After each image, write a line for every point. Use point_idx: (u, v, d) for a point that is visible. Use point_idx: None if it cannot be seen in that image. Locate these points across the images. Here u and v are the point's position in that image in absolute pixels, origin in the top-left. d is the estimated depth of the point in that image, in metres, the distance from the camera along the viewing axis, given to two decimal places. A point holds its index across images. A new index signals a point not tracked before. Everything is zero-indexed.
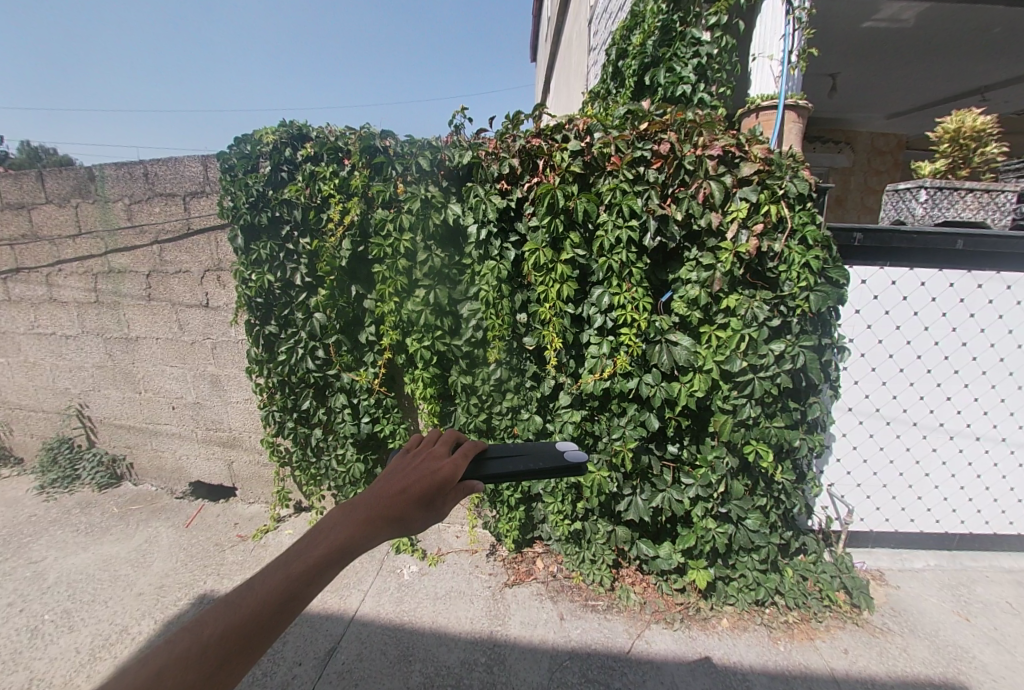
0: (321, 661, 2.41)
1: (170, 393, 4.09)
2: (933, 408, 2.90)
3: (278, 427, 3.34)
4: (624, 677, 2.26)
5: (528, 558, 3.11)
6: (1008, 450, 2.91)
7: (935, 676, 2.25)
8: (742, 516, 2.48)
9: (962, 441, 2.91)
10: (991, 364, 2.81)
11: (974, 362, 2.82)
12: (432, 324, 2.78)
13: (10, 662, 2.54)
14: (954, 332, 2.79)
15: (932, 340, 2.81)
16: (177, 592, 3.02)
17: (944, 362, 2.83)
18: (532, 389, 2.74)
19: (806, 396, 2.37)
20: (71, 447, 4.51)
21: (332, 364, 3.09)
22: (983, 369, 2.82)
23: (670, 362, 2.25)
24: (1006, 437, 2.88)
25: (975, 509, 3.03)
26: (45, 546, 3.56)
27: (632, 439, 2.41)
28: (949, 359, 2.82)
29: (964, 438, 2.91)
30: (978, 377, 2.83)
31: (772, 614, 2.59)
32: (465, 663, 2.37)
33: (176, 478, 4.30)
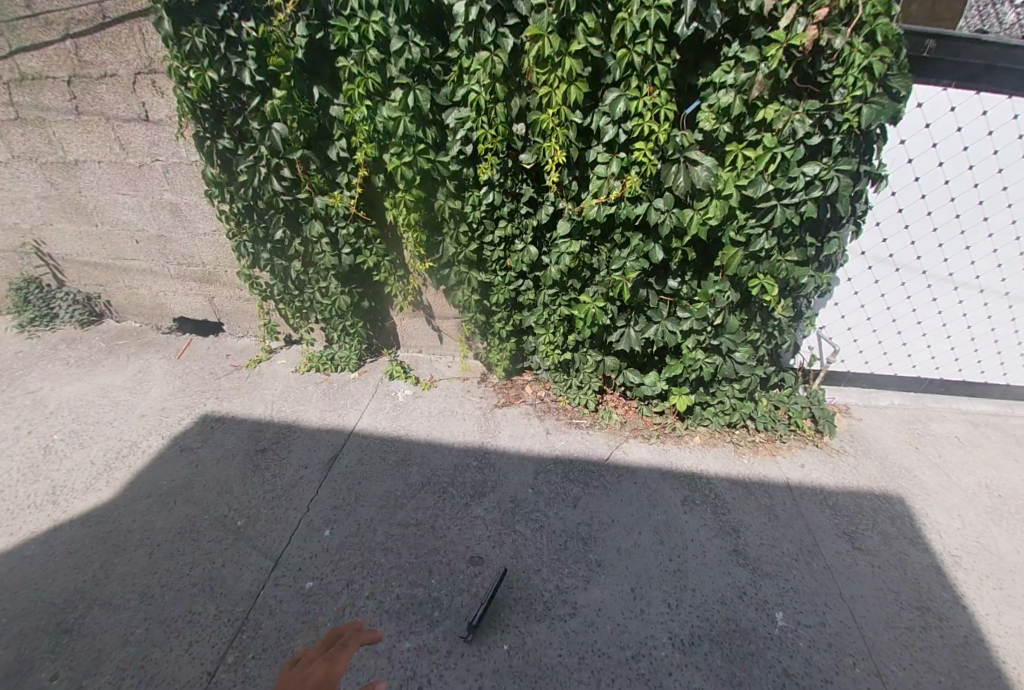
0: (325, 465, 2.62)
1: (129, 227, 3.51)
2: (947, 258, 2.79)
3: (253, 259, 3.10)
4: (601, 478, 2.54)
5: (517, 384, 3.24)
6: (1007, 304, 2.90)
7: (876, 487, 2.56)
8: (731, 349, 2.52)
9: (964, 292, 2.89)
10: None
11: (1007, 210, 2.63)
12: (411, 134, 2.33)
13: (29, 472, 2.58)
14: (1000, 174, 2.54)
15: (973, 183, 2.57)
16: (180, 413, 3.03)
17: (977, 208, 2.64)
18: (528, 218, 2.50)
19: (827, 230, 2.34)
20: (40, 287, 3.93)
21: (301, 186, 2.73)
22: (1015, 217, 2.64)
23: (686, 184, 2.01)
24: (1009, 292, 2.86)
25: (953, 359, 3.14)
26: (36, 377, 3.38)
27: (632, 271, 2.29)
28: (984, 205, 2.62)
29: (966, 290, 2.88)
30: (1006, 227, 2.67)
31: (740, 433, 2.83)
32: (458, 466, 2.61)
33: (160, 315, 3.92)
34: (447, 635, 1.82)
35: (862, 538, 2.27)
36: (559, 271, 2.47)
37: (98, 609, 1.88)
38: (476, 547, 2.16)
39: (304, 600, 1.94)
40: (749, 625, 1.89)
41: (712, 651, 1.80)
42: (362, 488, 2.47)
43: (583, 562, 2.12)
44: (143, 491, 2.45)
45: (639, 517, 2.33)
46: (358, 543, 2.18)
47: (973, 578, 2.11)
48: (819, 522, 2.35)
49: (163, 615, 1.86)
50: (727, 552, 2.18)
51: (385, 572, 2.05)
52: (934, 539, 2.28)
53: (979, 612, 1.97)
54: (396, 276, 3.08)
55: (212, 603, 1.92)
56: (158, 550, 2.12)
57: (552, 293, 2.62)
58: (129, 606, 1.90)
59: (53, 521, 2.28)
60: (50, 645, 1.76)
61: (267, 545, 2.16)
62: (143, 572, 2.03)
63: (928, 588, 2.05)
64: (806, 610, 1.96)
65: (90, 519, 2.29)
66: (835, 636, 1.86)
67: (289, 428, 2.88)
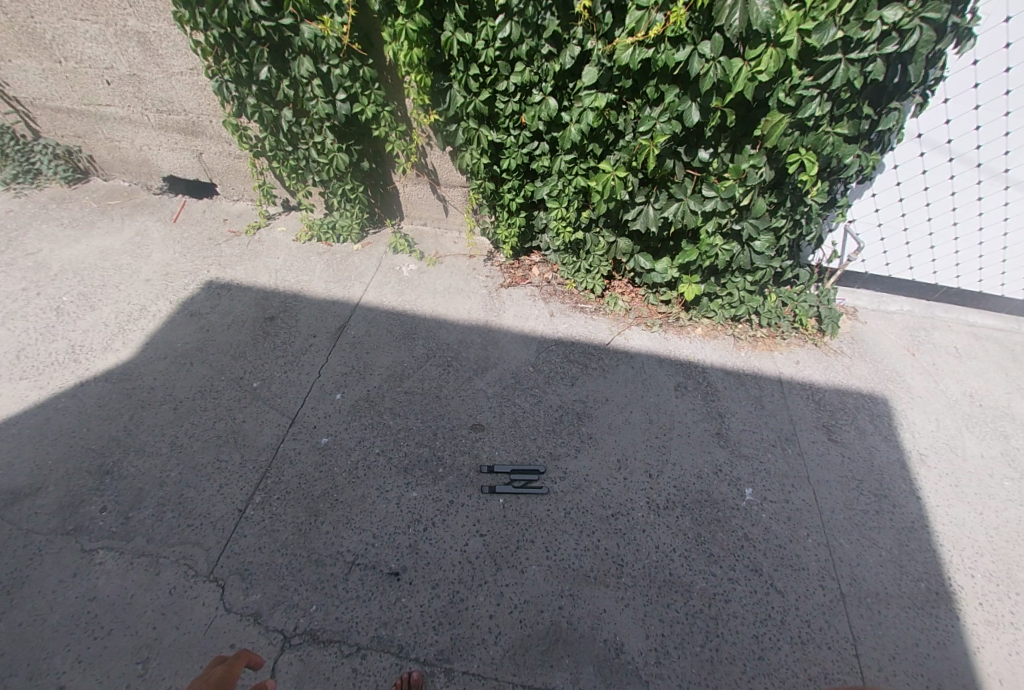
0: (332, 335, 2.66)
1: (95, 63, 3.09)
2: (1011, 150, 2.49)
3: (238, 104, 2.79)
4: (601, 360, 2.60)
5: (525, 265, 3.15)
6: None
7: (865, 386, 2.62)
8: (752, 236, 2.38)
9: (1014, 194, 2.62)
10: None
11: None
12: None
13: (46, 330, 2.60)
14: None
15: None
16: (184, 279, 2.98)
17: None
18: (549, 61, 2.16)
19: (889, 101, 2.07)
20: (12, 138, 3.55)
21: (283, 8, 2.34)
22: None
23: (742, 26, 1.69)
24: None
25: (977, 268, 2.97)
26: (36, 239, 3.20)
27: (661, 135, 2.09)
28: None
29: (1018, 191, 2.61)
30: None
31: (742, 328, 2.83)
32: (462, 341, 2.66)
33: (148, 173, 3.63)
34: (449, 488, 2.02)
35: (839, 431, 2.40)
36: (580, 132, 2.25)
37: (133, 454, 2.05)
38: (478, 415, 2.30)
39: (321, 454, 2.11)
40: (720, 497, 2.09)
41: (683, 516, 2.00)
42: (368, 357, 2.55)
43: (576, 433, 2.27)
44: (158, 352, 2.51)
45: (633, 398, 2.44)
46: (367, 406, 2.32)
47: (933, 474, 2.27)
48: (803, 412, 2.46)
49: (192, 463, 2.04)
50: (710, 433, 2.32)
51: (394, 433, 2.21)
52: (907, 437, 2.41)
53: (929, 503, 2.15)
54: (397, 130, 2.81)
55: (236, 453, 2.09)
56: (180, 406, 2.26)
57: (570, 158, 2.41)
58: (161, 453, 2.07)
59: (79, 376, 2.37)
60: (96, 482, 1.95)
61: (282, 404, 2.30)
62: (169, 424, 2.18)
63: (890, 480, 2.22)
64: (774, 489, 2.13)
65: (113, 375, 2.38)
66: (794, 511, 2.06)
67: (294, 298, 2.88)
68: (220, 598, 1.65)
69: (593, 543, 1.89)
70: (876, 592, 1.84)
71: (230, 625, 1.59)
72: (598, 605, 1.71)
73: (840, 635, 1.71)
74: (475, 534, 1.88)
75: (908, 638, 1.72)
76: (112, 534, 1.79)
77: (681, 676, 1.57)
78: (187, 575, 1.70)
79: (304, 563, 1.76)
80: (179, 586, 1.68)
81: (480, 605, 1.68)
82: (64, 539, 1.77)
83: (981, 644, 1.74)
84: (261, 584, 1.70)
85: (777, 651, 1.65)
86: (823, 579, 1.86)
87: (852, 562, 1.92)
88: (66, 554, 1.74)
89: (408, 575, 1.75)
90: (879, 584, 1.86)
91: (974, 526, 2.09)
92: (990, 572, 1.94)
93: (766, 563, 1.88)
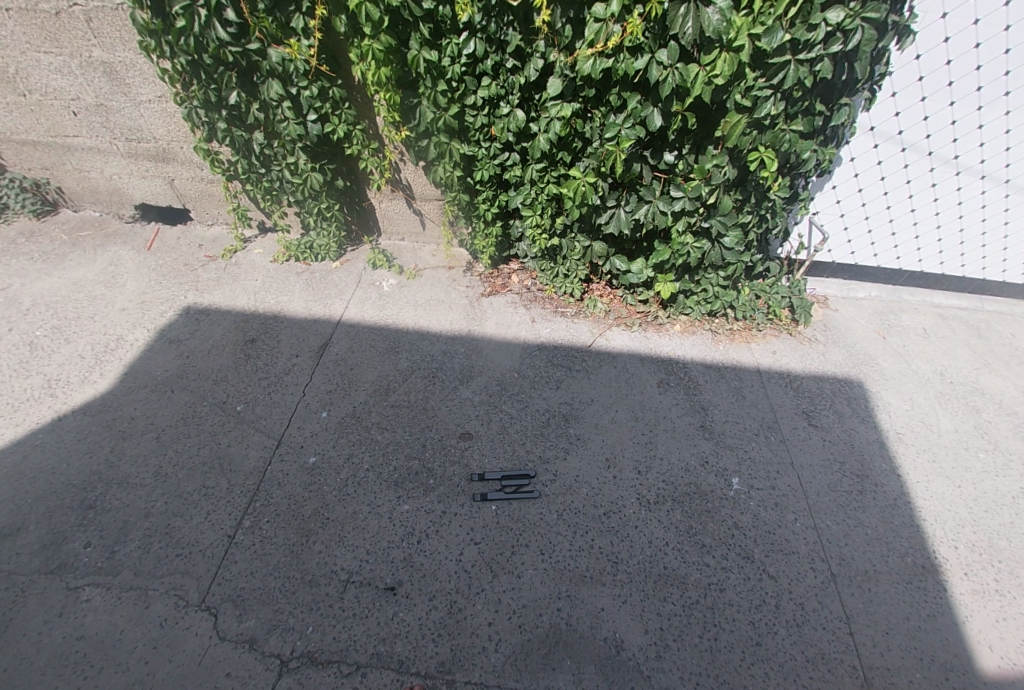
0: (315, 353, 2.66)
1: (60, 94, 3.06)
2: (958, 138, 2.62)
3: (208, 129, 2.79)
4: (584, 362, 2.64)
5: (504, 274, 3.19)
6: (1004, 193, 2.80)
7: (840, 372, 2.71)
8: (721, 233, 2.46)
9: (965, 178, 2.76)
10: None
11: None
12: None
13: (19, 367, 2.53)
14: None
15: (1004, 47, 2.34)
16: (161, 307, 2.94)
17: (1000, 80, 2.42)
18: (514, 74, 2.23)
19: (839, 98, 2.18)
20: None
21: (249, 33, 2.36)
22: None
23: (695, 33, 1.78)
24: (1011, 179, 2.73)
25: (937, 251, 3.11)
26: (5, 274, 3.13)
27: (627, 140, 2.15)
28: (1009, 77, 2.41)
29: (968, 176, 2.75)
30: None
31: (720, 322, 2.90)
32: (446, 352, 2.68)
33: (119, 202, 3.59)
34: (442, 499, 2.02)
35: (819, 416, 2.47)
36: (549, 141, 2.31)
37: (117, 487, 2.02)
38: (466, 424, 2.31)
39: (309, 474, 2.10)
40: (708, 488, 2.13)
41: (673, 509, 2.04)
42: (353, 373, 2.55)
43: (564, 435, 2.29)
44: (138, 382, 2.47)
45: (618, 397, 2.48)
46: (355, 422, 2.31)
47: (911, 451, 2.35)
48: (782, 400, 2.53)
49: (178, 491, 2.01)
50: (695, 426, 2.37)
51: (383, 447, 2.20)
52: (884, 418, 2.49)
53: (909, 479, 2.23)
54: (369, 147, 2.84)
55: (223, 479, 2.06)
56: (163, 434, 2.23)
57: (540, 167, 2.47)
58: (145, 484, 2.03)
59: (57, 412, 2.32)
60: (79, 518, 1.90)
61: (268, 426, 2.28)
62: (153, 454, 2.15)
63: (870, 460, 2.29)
64: (760, 477, 2.18)
65: (91, 408, 2.34)
66: (780, 497, 2.11)
67: (275, 319, 2.87)
68: (214, 627, 1.63)
69: (587, 543, 1.90)
70: (865, 571, 1.89)
71: (225, 653, 1.57)
72: (595, 604, 1.73)
73: (833, 615, 1.75)
74: (470, 542, 1.88)
75: (899, 613, 1.77)
76: (98, 570, 1.75)
77: (682, 668, 1.59)
78: (178, 606, 1.67)
79: (298, 584, 1.74)
80: (171, 618, 1.64)
81: (480, 614, 1.69)
82: (47, 579, 1.73)
83: (969, 613, 1.79)
84: (255, 609, 1.67)
85: (774, 635, 1.69)
86: (813, 561, 1.90)
87: (839, 543, 1.97)
88: (51, 594, 1.69)
89: (404, 589, 1.74)
90: (867, 563, 1.91)
91: (953, 499, 2.16)
92: (971, 542, 2.01)
93: (757, 550, 1.92)
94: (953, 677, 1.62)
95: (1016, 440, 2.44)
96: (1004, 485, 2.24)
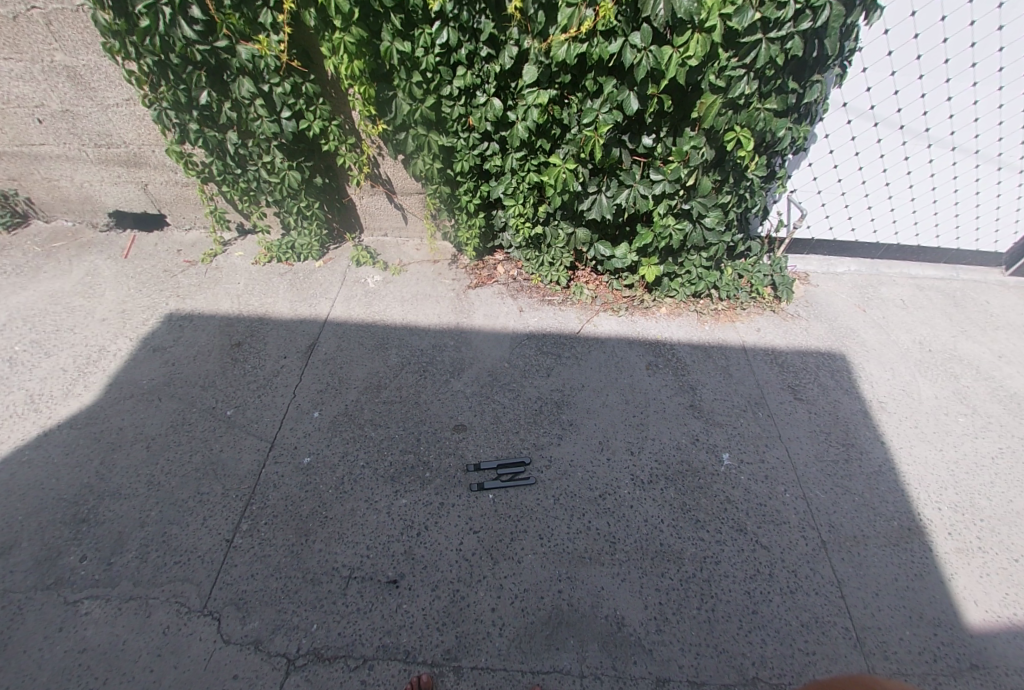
0: (304, 353, 2.64)
1: (24, 101, 2.96)
2: (928, 111, 2.68)
3: (180, 131, 2.72)
4: (572, 349, 2.67)
5: (489, 265, 3.20)
6: (974, 164, 2.87)
7: (823, 345, 2.77)
8: (702, 214, 2.49)
9: (936, 150, 2.82)
10: (1013, 59, 2.48)
11: (997, 55, 2.47)
12: None
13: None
14: (998, 9, 2.36)
15: (969, 19, 2.39)
16: (142, 315, 2.89)
17: (966, 52, 2.48)
18: (489, 63, 2.22)
19: (811, 75, 2.21)
20: None
21: (217, 30, 2.31)
22: (1002, 65, 2.50)
23: (666, 15, 1.79)
24: (980, 150, 2.80)
25: (912, 223, 3.18)
26: None
27: (605, 125, 2.16)
28: (974, 48, 2.46)
29: (939, 148, 2.81)
30: (991, 75, 2.53)
31: (704, 303, 2.95)
32: (435, 346, 2.68)
33: (92, 210, 3.50)
34: (439, 491, 2.03)
35: (803, 389, 2.53)
36: (527, 129, 2.31)
37: (109, 499, 1.99)
38: (460, 417, 2.32)
39: (305, 474, 2.10)
40: (700, 465, 2.17)
41: (667, 488, 2.08)
42: (342, 372, 2.54)
43: (557, 421, 2.32)
44: (124, 392, 2.44)
45: (607, 382, 2.51)
46: (347, 421, 2.31)
47: (894, 419, 2.42)
48: (769, 376, 2.58)
49: (173, 499, 2.00)
50: (684, 406, 2.41)
51: (377, 444, 2.21)
52: (866, 388, 2.55)
53: (893, 446, 2.30)
54: (347, 143, 2.81)
55: (217, 485, 2.05)
56: (153, 444, 2.20)
57: (520, 156, 2.46)
58: (138, 494, 2.01)
59: (42, 427, 2.28)
60: (72, 532, 1.88)
61: (260, 429, 2.27)
62: (144, 464, 2.12)
63: (855, 428, 2.36)
64: (749, 451, 2.24)
65: (77, 421, 2.30)
66: (770, 469, 2.17)
67: (260, 321, 2.84)
68: (218, 631, 1.63)
69: (585, 525, 1.94)
70: (853, 536, 1.95)
71: (231, 656, 1.57)
72: (596, 584, 1.76)
73: (825, 580, 1.81)
74: (469, 532, 1.90)
75: (888, 574, 1.84)
76: (96, 582, 1.74)
77: (682, 640, 1.64)
78: (180, 613, 1.67)
79: (300, 583, 1.75)
80: (173, 625, 1.64)
81: (482, 600, 1.71)
82: (44, 594, 1.71)
83: (954, 570, 1.87)
84: (259, 611, 1.68)
85: (769, 603, 1.74)
86: (804, 530, 1.96)
87: (828, 511, 2.03)
88: (49, 609, 1.67)
89: (406, 581, 1.76)
90: (856, 528, 1.97)
91: (935, 463, 2.24)
92: (954, 503, 2.09)
93: (750, 522, 1.97)
94: (941, 632, 1.69)
95: (992, 403, 2.53)
96: (983, 445, 2.32)
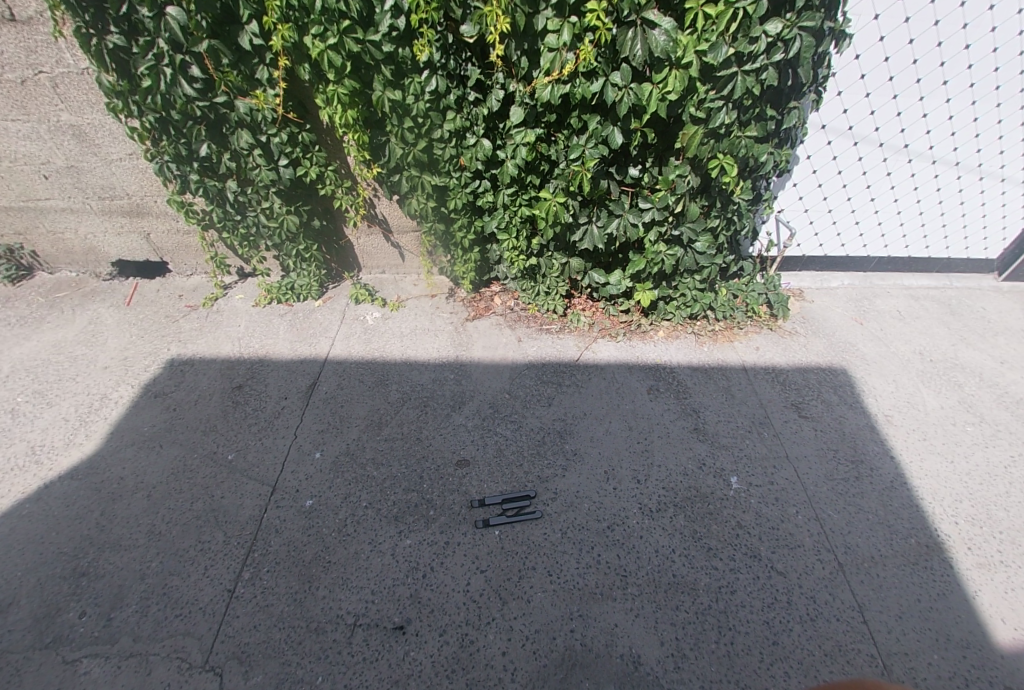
0: (305, 393, 2.65)
1: (30, 159, 3.06)
2: None
3: (181, 181, 2.81)
4: (573, 377, 2.67)
5: (486, 297, 3.25)
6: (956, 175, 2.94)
7: (823, 361, 2.77)
8: (692, 239, 2.54)
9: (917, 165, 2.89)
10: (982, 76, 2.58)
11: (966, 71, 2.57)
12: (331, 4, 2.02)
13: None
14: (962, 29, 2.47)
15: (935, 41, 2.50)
16: (144, 361, 2.91)
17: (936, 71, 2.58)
18: (477, 106, 2.32)
19: (787, 102, 2.30)
20: None
21: (216, 87, 2.40)
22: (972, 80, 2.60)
23: (644, 54, 1.89)
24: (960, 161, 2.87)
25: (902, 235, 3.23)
26: None
27: (591, 159, 2.23)
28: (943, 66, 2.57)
29: (919, 162, 2.89)
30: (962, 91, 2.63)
31: (702, 323, 2.96)
32: (436, 379, 2.69)
33: (95, 259, 3.56)
34: (444, 529, 2.00)
35: (808, 407, 2.51)
36: (516, 166, 2.37)
37: (109, 551, 1.96)
38: (462, 450, 2.31)
39: (307, 517, 2.07)
40: (708, 490, 2.14)
41: (677, 516, 2.04)
42: (343, 410, 2.54)
43: (561, 451, 2.30)
44: (126, 439, 2.43)
45: (609, 408, 2.50)
46: (349, 460, 2.29)
47: (902, 433, 2.39)
48: (771, 395, 2.57)
49: (174, 548, 1.97)
50: (689, 430, 2.40)
51: (380, 483, 2.18)
52: (871, 402, 2.54)
53: (904, 460, 2.27)
54: (343, 187, 2.89)
55: (218, 532, 2.02)
56: (154, 492, 2.18)
57: (511, 192, 2.52)
58: (139, 544, 1.98)
59: (43, 479, 2.26)
60: (72, 587, 1.84)
61: (262, 473, 2.25)
62: (145, 514, 2.10)
63: (862, 444, 2.33)
64: (758, 474, 2.21)
65: (79, 473, 2.28)
66: (780, 491, 2.13)
67: (261, 363, 2.86)
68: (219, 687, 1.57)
69: (594, 559, 1.89)
70: (871, 556, 1.90)
71: None
72: (609, 620, 1.71)
73: (847, 605, 1.75)
74: (476, 571, 1.86)
75: (910, 595, 1.78)
76: (96, 639, 1.69)
77: (702, 676, 1.57)
78: (182, 669, 1.62)
79: (304, 633, 1.69)
80: (175, 682, 1.58)
81: (493, 644, 1.66)
82: (43, 653, 1.66)
83: (978, 587, 1.82)
84: (263, 664, 1.62)
85: (790, 633, 1.68)
86: (820, 553, 1.91)
87: (843, 531, 1.98)
88: (47, 670, 1.62)
89: (413, 626, 1.71)
90: (873, 548, 1.92)
91: (947, 476, 2.20)
92: (971, 516, 2.04)
93: (763, 547, 1.93)
94: (971, 654, 1.63)
95: (1001, 410, 2.50)
96: (995, 455, 2.29)
